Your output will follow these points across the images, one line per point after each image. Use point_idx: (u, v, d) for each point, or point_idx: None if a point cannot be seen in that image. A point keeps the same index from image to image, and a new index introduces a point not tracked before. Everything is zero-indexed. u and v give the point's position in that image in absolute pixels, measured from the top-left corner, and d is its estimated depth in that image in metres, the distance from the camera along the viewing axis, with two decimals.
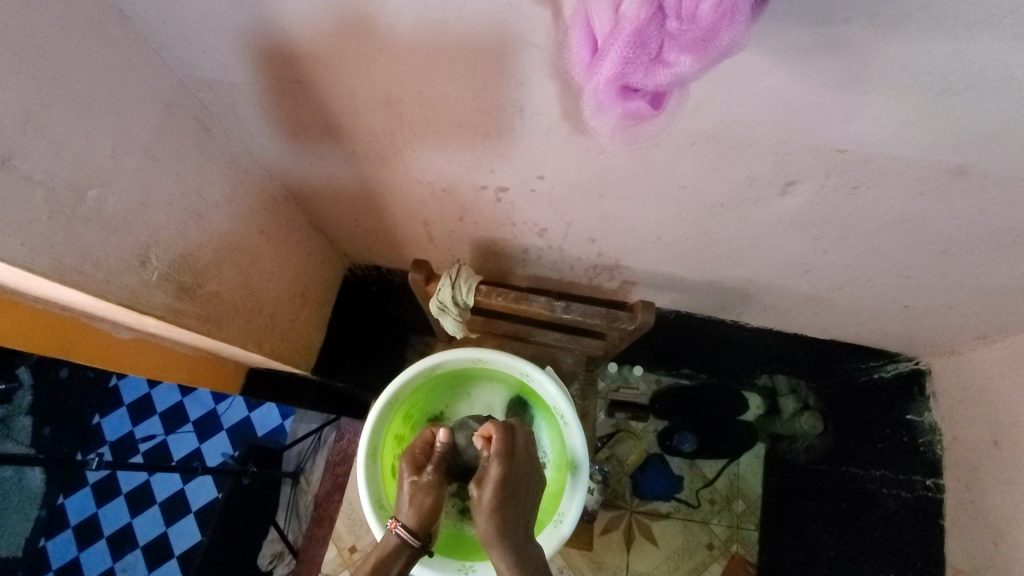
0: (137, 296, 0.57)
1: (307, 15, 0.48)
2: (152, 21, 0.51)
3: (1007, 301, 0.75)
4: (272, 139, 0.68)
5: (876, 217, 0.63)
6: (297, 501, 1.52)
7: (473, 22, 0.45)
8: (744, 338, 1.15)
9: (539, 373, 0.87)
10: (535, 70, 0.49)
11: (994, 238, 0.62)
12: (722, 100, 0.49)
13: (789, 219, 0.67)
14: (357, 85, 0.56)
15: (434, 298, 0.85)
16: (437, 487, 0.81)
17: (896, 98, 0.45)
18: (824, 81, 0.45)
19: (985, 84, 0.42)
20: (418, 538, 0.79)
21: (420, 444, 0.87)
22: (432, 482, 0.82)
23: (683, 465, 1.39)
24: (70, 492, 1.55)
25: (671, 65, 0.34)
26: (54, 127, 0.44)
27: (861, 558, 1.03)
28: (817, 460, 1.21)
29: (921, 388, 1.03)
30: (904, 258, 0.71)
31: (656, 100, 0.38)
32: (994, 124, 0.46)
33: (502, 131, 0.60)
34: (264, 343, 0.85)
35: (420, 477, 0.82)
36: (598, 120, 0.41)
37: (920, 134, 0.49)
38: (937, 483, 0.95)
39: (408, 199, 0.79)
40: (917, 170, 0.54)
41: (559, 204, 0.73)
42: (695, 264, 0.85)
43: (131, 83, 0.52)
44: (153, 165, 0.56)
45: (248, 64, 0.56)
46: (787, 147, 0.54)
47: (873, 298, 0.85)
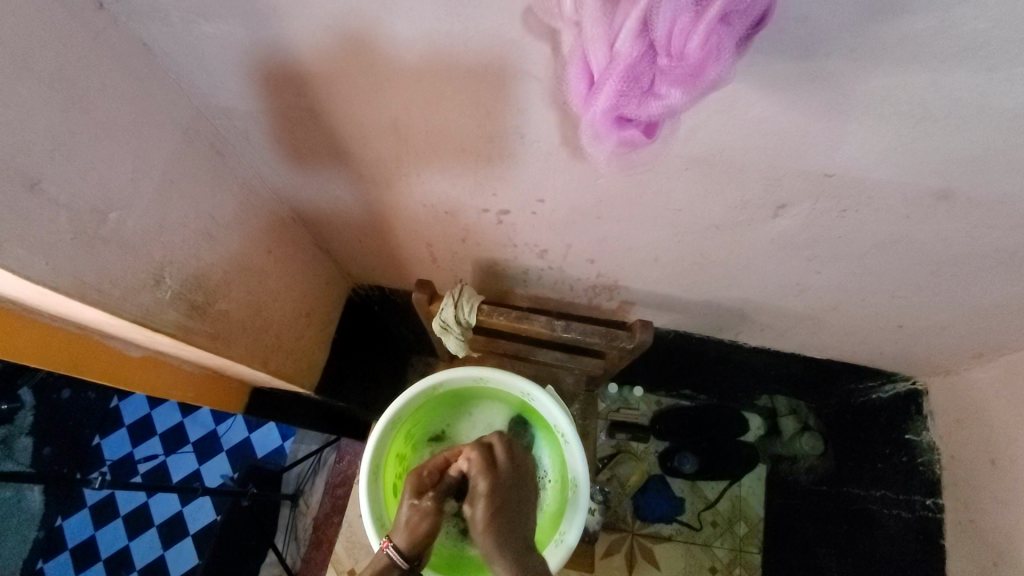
0: (151, 313, 0.58)
1: (319, 45, 0.50)
2: (175, 54, 0.54)
3: (997, 320, 0.77)
4: (282, 163, 0.71)
5: (866, 239, 0.65)
6: (297, 523, 1.52)
7: (476, 52, 0.48)
8: (743, 357, 1.16)
9: (538, 391, 0.88)
10: (535, 99, 0.52)
11: (981, 258, 0.64)
12: (713, 128, 0.51)
13: (781, 241, 0.69)
14: (367, 112, 0.59)
15: (437, 317, 0.86)
16: (436, 517, 0.83)
17: (878, 124, 0.48)
18: (809, 110, 0.47)
19: (960, 112, 0.45)
20: (408, 560, 0.79)
21: (429, 469, 0.89)
22: (432, 507, 0.84)
23: (685, 487, 1.37)
24: (69, 514, 1.54)
25: (662, 96, 0.36)
26: (78, 154, 0.47)
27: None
28: (818, 481, 1.23)
29: (919, 408, 1.04)
30: (895, 278, 0.73)
31: (650, 129, 0.40)
32: (973, 149, 0.48)
33: (504, 156, 0.62)
34: (271, 361, 0.86)
35: (421, 501, 0.84)
36: (595, 148, 0.43)
37: (904, 159, 0.51)
38: (937, 502, 0.96)
39: (412, 221, 0.82)
40: (902, 194, 0.56)
41: (559, 226, 0.75)
42: (692, 284, 0.86)
43: (152, 110, 0.55)
44: (170, 189, 0.58)
45: (263, 93, 0.58)
46: (778, 171, 0.56)
47: (867, 318, 0.87)
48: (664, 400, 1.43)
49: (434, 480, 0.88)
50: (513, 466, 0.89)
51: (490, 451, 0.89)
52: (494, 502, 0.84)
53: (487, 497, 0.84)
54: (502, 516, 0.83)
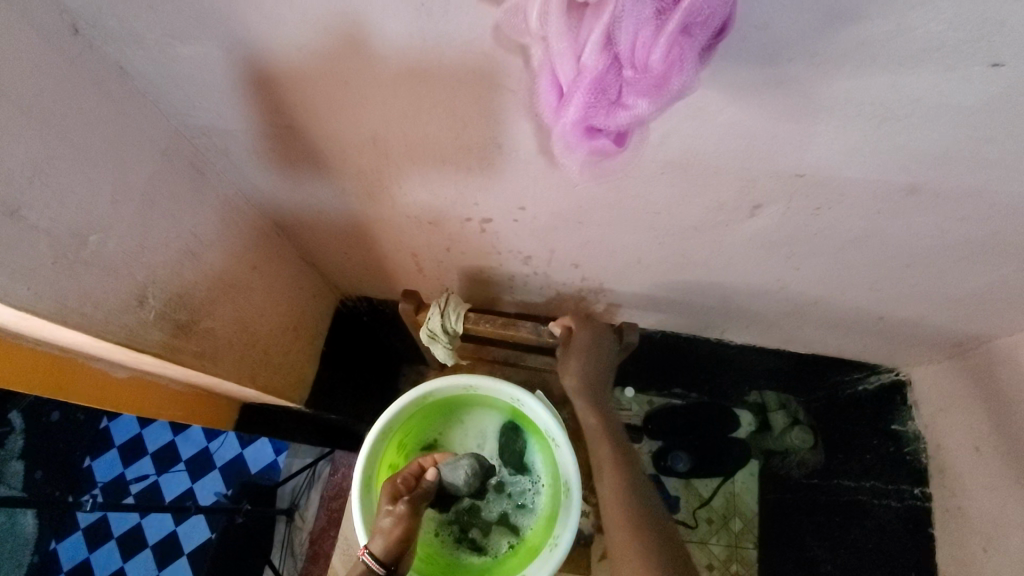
0: (135, 334, 0.58)
1: (294, 62, 0.51)
2: (153, 77, 0.54)
3: (973, 308, 0.78)
4: (265, 179, 0.71)
5: (842, 234, 0.67)
6: (292, 538, 1.51)
7: (452, 67, 0.48)
8: (731, 354, 1.18)
9: (528, 397, 0.89)
10: (511, 110, 0.53)
11: (954, 249, 0.66)
12: (686, 133, 0.52)
13: (759, 240, 0.70)
14: (346, 127, 0.59)
15: (424, 326, 0.86)
16: (411, 521, 0.82)
17: (844, 124, 0.49)
18: (777, 113, 0.49)
19: (921, 110, 0.46)
20: (385, 565, 0.77)
21: (404, 475, 0.88)
22: (406, 511, 0.82)
23: (679, 485, 1.37)
24: (62, 536, 1.53)
25: (629, 107, 0.37)
26: (58, 180, 0.47)
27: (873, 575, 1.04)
28: (810, 474, 1.25)
29: (903, 399, 1.08)
30: (873, 271, 0.75)
31: (620, 138, 0.41)
32: (935, 145, 0.50)
33: (484, 165, 0.63)
34: (259, 377, 0.86)
35: (395, 506, 0.83)
36: (568, 158, 0.44)
37: (870, 158, 0.53)
38: (925, 491, 1.00)
39: (397, 232, 0.82)
40: (872, 190, 0.57)
41: (542, 232, 0.76)
42: (676, 285, 0.88)
43: (131, 132, 0.55)
44: (151, 209, 0.58)
45: (241, 111, 0.59)
46: (752, 172, 0.58)
47: (849, 311, 0.88)
48: (655, 400, 1.44)
49: (408, 486, 0.87)
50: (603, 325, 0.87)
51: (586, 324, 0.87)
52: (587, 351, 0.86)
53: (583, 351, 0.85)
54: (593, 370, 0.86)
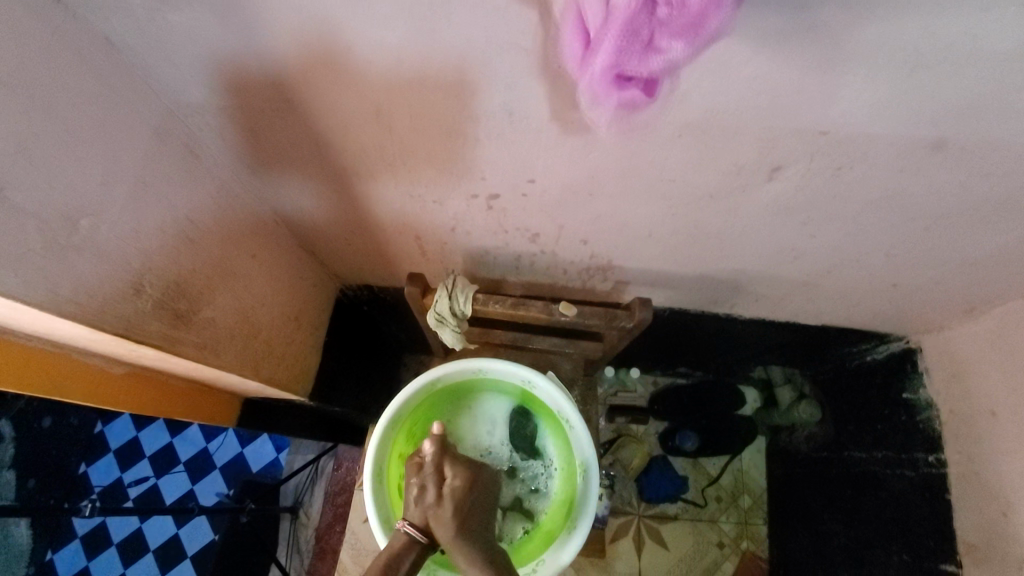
0: (133, 324, 0.55)
1: (288, 25, 0.47)
2: (140, 47, 0.51)
3: (990, 270, 0.77)
4: (261, 160, 0.68)
5: (861, 197, 0.65)
6: (298, 535, 1.51)
7: (460, 26, 0.45)
8: (738, 330, 1.17)
9: (540, 378, 0.87)
10: (522, 73, 0.50)
11: (974, 209, 0.64)
12: (708, 89, 0.50)
13: (776, 206, 0.68)
14: (346, 97, 0.56)
15: (432, 310, 0.83)
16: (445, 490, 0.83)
17: (874, 75, 0.47)
18: (804, 64, 0.46)
19: (955, 57, 0.44)
20: (426, 534, 0.78)
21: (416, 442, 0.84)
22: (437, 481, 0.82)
23: (687, 465, 1.41)
24: (58, 547, 1.50)
25: (663, 52, 0.34)
26: (42, 158, 0.43)
27: (889, 548, 1.02)
28: (819, 448, 1.25)
29: (914, 365, 1.05)
30: (890, 236, 0.73)
31: (650, 87, 0.38)
32: (968, 96, 0.48)
33: (492, 135, 0.60)
34: (262, 369, 0.83)
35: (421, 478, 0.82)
36: (595, 113, 0.41)
37: (898, 112, 0.51)
38: (939, 458, 0.97)
39: (400, 214, 0.80)
40: (898, 147, 0.55)
41: (552, 207, 0.74)
42: (687, 258, 0.86)
43: (119, 108, 0.52)
44: (144, 191, 0.55)
45: (234, 83, 0.55)
46: (772, 132, 0.55)
47: (862, 279, 0.87)
48: (660, 379, 1.46)
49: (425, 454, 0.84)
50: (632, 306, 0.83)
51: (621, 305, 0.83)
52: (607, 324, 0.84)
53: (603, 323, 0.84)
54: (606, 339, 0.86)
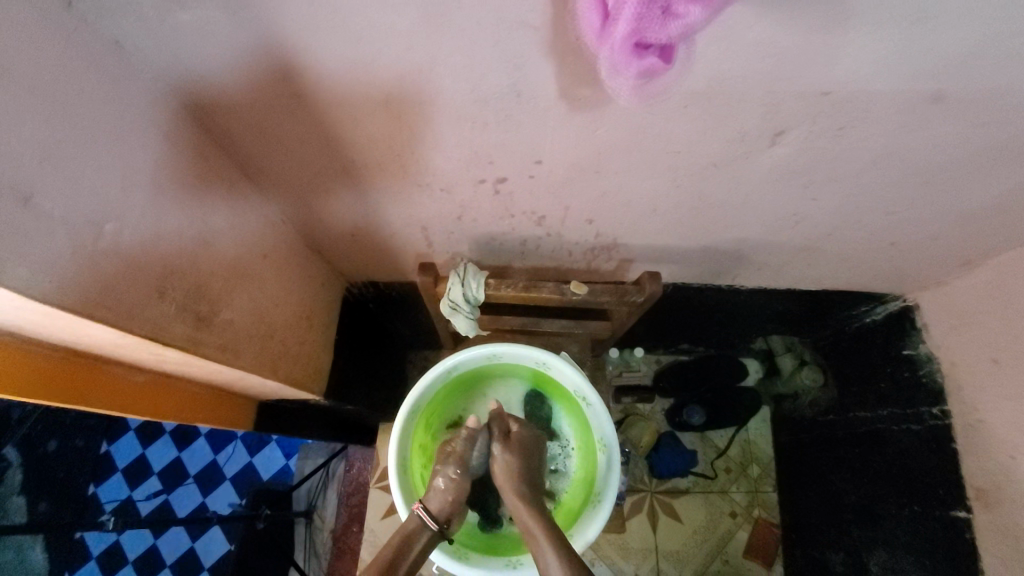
0: (160, 328, 0.55)
1: (301, 17, 0.47)
2: (149, 48, 0.51)
3: (984, 222, 0.80)
4: (267, 157, 0.68)
5: (861, 156, 0.67)
6: (314, 539, 1.52)
7: (472, 8, 0.46)
8: (740, 300, 1.19)
9: (556, 359, 0.88)
10: (532, 51, 0.51)
11: (970, 160, 0.66)
12: (716, 56, 0.51)
13: (778, 171, 0.70)
14: (356, 88, 0.56)
15: (445, 299, 0.84)
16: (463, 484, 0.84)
17: (875, 33, 0.48)
18: (809, 25, 0.47)
19: (954, 9, 0.45)
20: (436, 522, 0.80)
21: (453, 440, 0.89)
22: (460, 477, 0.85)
23: (695, 439, 1.44)
24: (75, 568, 1.48)
25: (682, 16, 0.35)
26: (65, 163, 0.43)
27: (897, 500, 1.04)
28: (823, 412, 1.28)
29: (913, 323, 1.08)
30: (887, 195, 0.75)
31: (667, 53, 0.39)
32: (965, 49, 0.50)
33: (501, 117, 0.61)
34: (280, 368, 0.83)
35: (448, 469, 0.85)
36: (614, 83, 0.42)
37: (898, 68, 0.52)
38: (943, 409, 0.98)
39: (408, 205, 0.80)
40: (897, 103, 0.57)
41: (559, 187, 0.75)
42: (691, 231, 0.87)
43: (132, 111, 0.51)
44: (161, 195, 0.55)
45: (242, 81, 0.55)
46: (776, 97, 0.57)
47: (861, 240, 0.89)
48: (662, 357, 1.49)
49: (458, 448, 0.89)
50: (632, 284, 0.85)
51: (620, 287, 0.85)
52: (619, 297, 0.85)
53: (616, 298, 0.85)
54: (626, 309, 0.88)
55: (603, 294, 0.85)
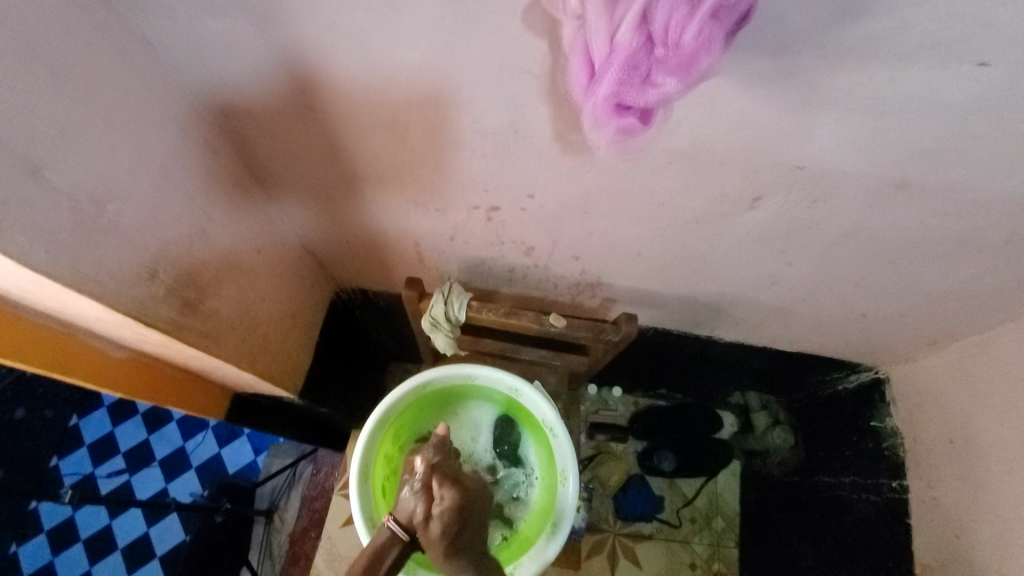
0: (146, 308, 0.57)
1: (317, 37, 0.51)
2: (175, 48, 0.54)
3: (949, 304, 0.83)
4: (275, 161, 0.72)
5: (833, 229, 0.70)
6: (271, 539, 1.49)
7: (476, 50, 0.50)
8: (718, 352, 1.21)
9: (527, 387, 0.91)
10: (529, 95, 0.54)
11: (936, 245, 0.70)
12: (698, 121, 0.55)
13: (755, 233, 0.74)
14: (365, 108, 0.60)
15: (427, 315, 0.86)
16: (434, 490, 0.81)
17: (844, 119, 0.52)
18: (784, 104, 0.51)
19: (917, 107, 0.49)
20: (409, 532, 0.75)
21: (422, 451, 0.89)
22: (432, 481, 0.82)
23: (663, 485, 1.44)
24: (25, 539, 1.49)
25: (659, 85, 0.39)
26: (79, 143, 0.46)
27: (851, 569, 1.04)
28: (790, 472, 1.30)
29: (882, 395, 1.10)
30: (858, 268, 0.78)
31: (645, 117, 0.43)
32: (928, 144, 0.53)
33: (497, 150, 0.64)
34: (258, 362, 0.85)
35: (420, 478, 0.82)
36: (595, 136, 0.46)
37: (867, 152, 0.56)
38: (902, 483, 1.01)
39: (403, 220, 0.83)
40: (866, 184, 0.61)
41: (547, 222, 0.78)
42: (671, 279, 0.90)
43: (150, 103, 0.55)
44: (166, 183, 0.58)
45: (258, 87, 0.59)
46: (754, 164, 0.60)
47: (834, 308, 0.92)
48: (640, 400, 1.50)
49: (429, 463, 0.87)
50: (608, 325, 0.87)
51: (597, 327, 0.87)
52: (593, 332, 0.87)
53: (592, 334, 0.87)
54: (601, 346, 0.90)
55: (578, 330, 0.87)
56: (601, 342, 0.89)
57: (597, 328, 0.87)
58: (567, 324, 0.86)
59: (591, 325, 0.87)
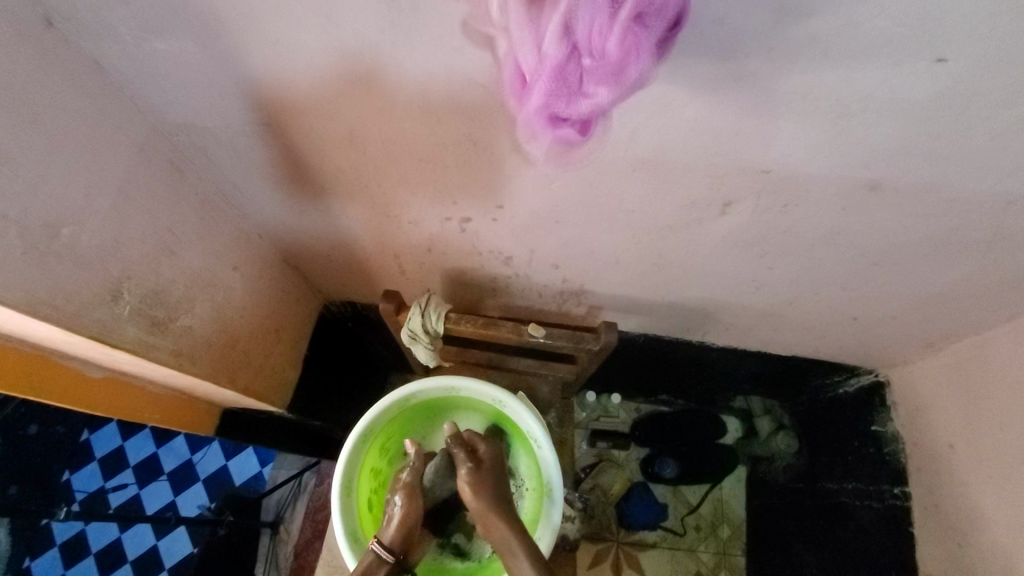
0: (108, 329, 0.58)
1: (258, 55, 0.51)
2: (129, 73, 0.55)
3: (943, 305, 0.80)
4: (245, 179, 0.72)
5: (811, 232, 0.68)
6: (276, 551, 1.49)
7: (420, 64, 0.50)
8: (712, 358, 1.19)
9: (511, 399, 0.90)
10: (481, 106, 0.54)
11: (921, 246, 0.67)
12: (654, 128, 0.54)
13: (731, 239, 0.72)
14: (323, 124, 0.60)
15: (405, 327, 0.86)
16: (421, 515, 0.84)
17: (801, 121, 0.50)
18: (738, 109, 0.50)
19: (874, 106, 0.47)
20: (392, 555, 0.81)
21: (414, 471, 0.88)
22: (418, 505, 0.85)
23: (667, 492, 1.41)
24: (36, 554, 1.51)
25: (590, 95, 0.38)
26: (29, 171, 0.47)
27: None
28: (795, 479, 1.26)
29: (882, 400, 1.06)
30: (844, 270, 0.76)
31: (584, 127, 0.42)
32: (894, 142, 0.51)
33: (459, 162, 0.64)
34: (239, 379, 0.85)
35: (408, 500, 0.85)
36: (534, 146, 0.45)
37: (832, 153, 0.54)
38: (904, 490, 0.98)
39: (379, 233, 0.83)
40: (837, 185, 0.59)
41: (520, 231, 0.77)
42: (655, 286, 0.89)
43: (106, 128, 0.56)
44: (127, 205, 0.58)
45: (216, 108, 0.60)
46: (719, 169, 0.59)
47: (824, 311, 0.89)
48: (641, 406, 1.46)
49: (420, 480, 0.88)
50: (588, 335, 0.86)
51: (577, 337, 0.86)
52: (573, 342, 0.86)
53: (572, 343, 0.86)
54: (583, 355, 0.88)
55: (557, 340, 0.85)
56: (582, 352, 0.87)
57: (577, 338, 0.86)
58: (545, 333, 0.85)
59: (570, 334, 0.85)
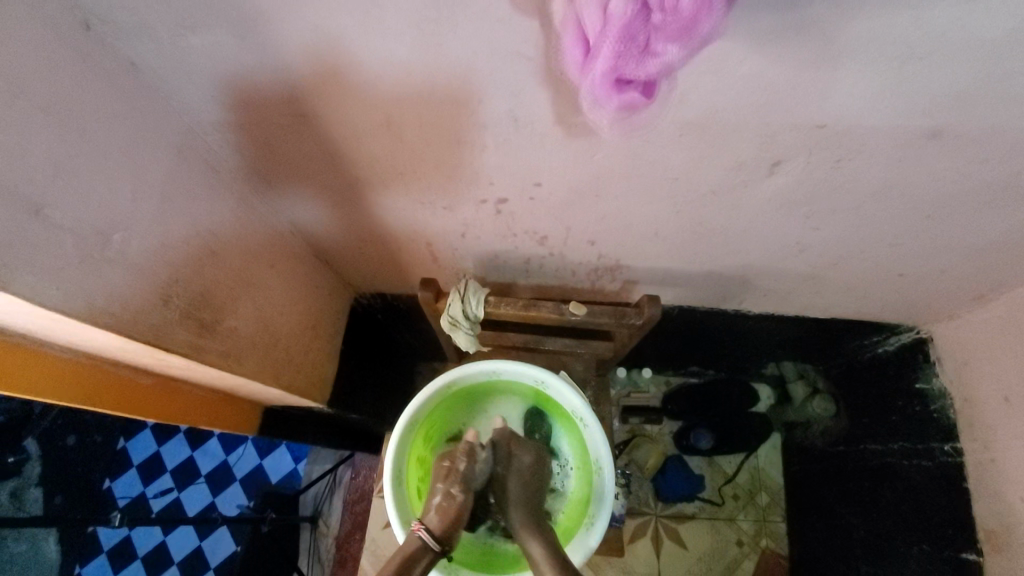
0: (161, 333, 0.58)
1: (292, 42, 0.50)
2: (163, 70, 0.54)
3: (994, 256, 0.78)
4: (278, 173, 0.71)
5: (862, 187, 0.66)
6: (318, 544, 1.52)
7: (466, 39, 0.48)
8: (748, 326, 1.18)
9: (555, 378, 0.89)
10: (526, 80, 0.52)
11: (976, 195, 0.65)
12: (707, 88, 0.52)
13: (778, 201, 0.70)
14: (359, 108, 0.58)
15: (445, 314, 0.85)
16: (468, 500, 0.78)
17: (864, 69, 0.48)
18: (797, 61, 0.48)
19: (943, 49, 0.45)
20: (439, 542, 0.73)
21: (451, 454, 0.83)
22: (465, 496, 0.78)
23: (702, 463, 1.41)
24: (86, 561, 1.53)
25: (659, 54, 0.36)
26: (79, 179, 0.46)
27: (909, 539, 0.99)
28: (834, 443, 1.24)
29: (925, 356, 1.05)
30: (893, 225, 0.74)
31: (648, 89, 0.40)
32: (958, 87, 0.49)
33: (497, 141, 0.62)
34: (282, 376, 0.85)
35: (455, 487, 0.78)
36: (595, 113, 0.43)
37: (893, 102, 0.52)
38: (955, 446, 0.96)
39: (411, 220, 0.82)
40: (894, 136, 0.57)
41: (558, 209, 0.76)
42: (694, 256, 0.87)
43: (144, 127, 0.54)
44: (169, 207, 0.57)
45: (249, 101, 0.58)
46: (770, 128, 0.57)
47: (868, 270, 0.87)
48: (672, 379, 1.46)
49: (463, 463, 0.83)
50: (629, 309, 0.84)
51: (619, 312, 0.85)
52: (614, 317, 0.85)
53: (614, 318, 0.85)
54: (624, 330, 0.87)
55: (600, 315, 0.84)
56: (624, 327, 0.86)
57: (619, 312, 0.84)
58: (586, 310, 0.84)
59: (612, 309, 0.84)
